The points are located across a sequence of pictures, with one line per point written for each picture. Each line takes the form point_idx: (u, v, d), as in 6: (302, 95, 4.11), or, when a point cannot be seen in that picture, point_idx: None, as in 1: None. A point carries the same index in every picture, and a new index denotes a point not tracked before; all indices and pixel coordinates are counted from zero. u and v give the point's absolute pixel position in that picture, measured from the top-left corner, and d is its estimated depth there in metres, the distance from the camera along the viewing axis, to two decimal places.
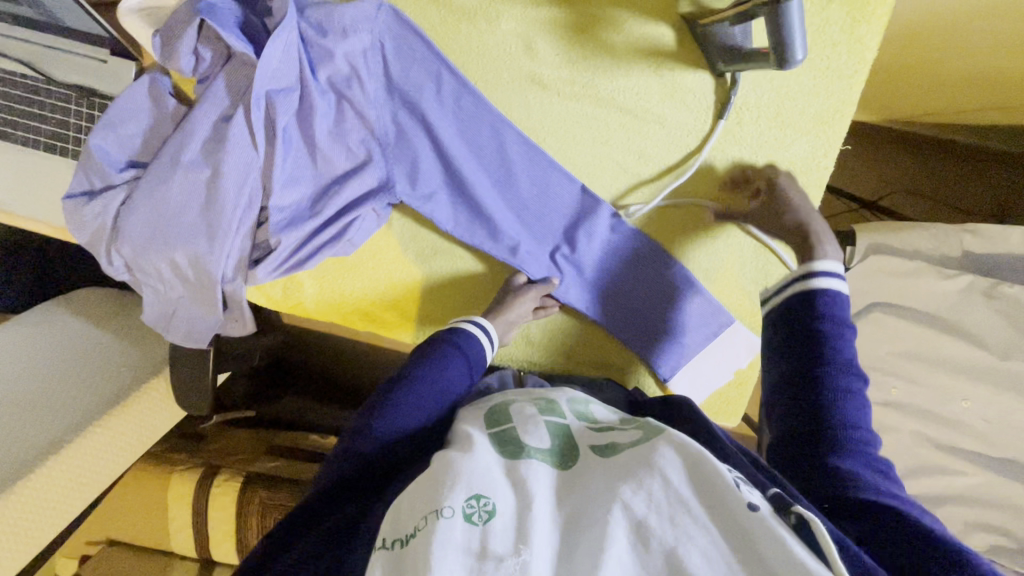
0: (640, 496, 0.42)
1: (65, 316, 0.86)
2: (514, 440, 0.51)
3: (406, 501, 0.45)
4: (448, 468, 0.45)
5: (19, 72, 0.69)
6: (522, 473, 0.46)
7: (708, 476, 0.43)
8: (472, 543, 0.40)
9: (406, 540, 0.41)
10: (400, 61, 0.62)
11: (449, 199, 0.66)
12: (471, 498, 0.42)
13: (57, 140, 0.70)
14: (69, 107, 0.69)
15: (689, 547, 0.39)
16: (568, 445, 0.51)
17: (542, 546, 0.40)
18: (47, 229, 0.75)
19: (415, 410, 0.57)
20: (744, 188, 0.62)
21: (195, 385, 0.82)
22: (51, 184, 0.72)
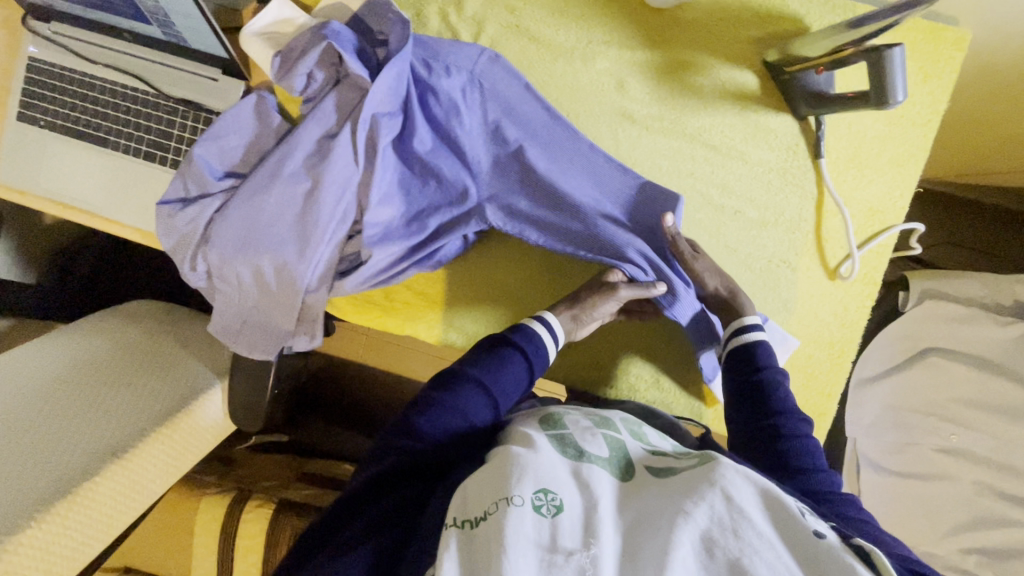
0: (704, 510, 0.41)
1: (130, 331, 0.89)
2: (572, 443, 0.52)
3: (472, 489, 0.46)
4: (516, 460, 0.46)
5: (128, 85, 0.73)
6: (585, 475, 0.47)
7: (778, 503, 0.42)
8: (542, 537, 0.40)
9: (476, 522, 0.42)
10: (496, 94, 0.67)
11: (535, 222, 0.67)
12: (538, 491, 0.43)
13: (158, 149, 0.73)
14: (175, 119, 0.73)
15: (759, 562, 0.38)
16: (622, 456, 0.52)
17: (608, 544, 0.40)
18: (130, 233, 0.76)
19: (477, 405, 0.59)
20: (824, 222, 0.64)
21: (257, 397, 0.82)
22: (142, 190, 0.74)
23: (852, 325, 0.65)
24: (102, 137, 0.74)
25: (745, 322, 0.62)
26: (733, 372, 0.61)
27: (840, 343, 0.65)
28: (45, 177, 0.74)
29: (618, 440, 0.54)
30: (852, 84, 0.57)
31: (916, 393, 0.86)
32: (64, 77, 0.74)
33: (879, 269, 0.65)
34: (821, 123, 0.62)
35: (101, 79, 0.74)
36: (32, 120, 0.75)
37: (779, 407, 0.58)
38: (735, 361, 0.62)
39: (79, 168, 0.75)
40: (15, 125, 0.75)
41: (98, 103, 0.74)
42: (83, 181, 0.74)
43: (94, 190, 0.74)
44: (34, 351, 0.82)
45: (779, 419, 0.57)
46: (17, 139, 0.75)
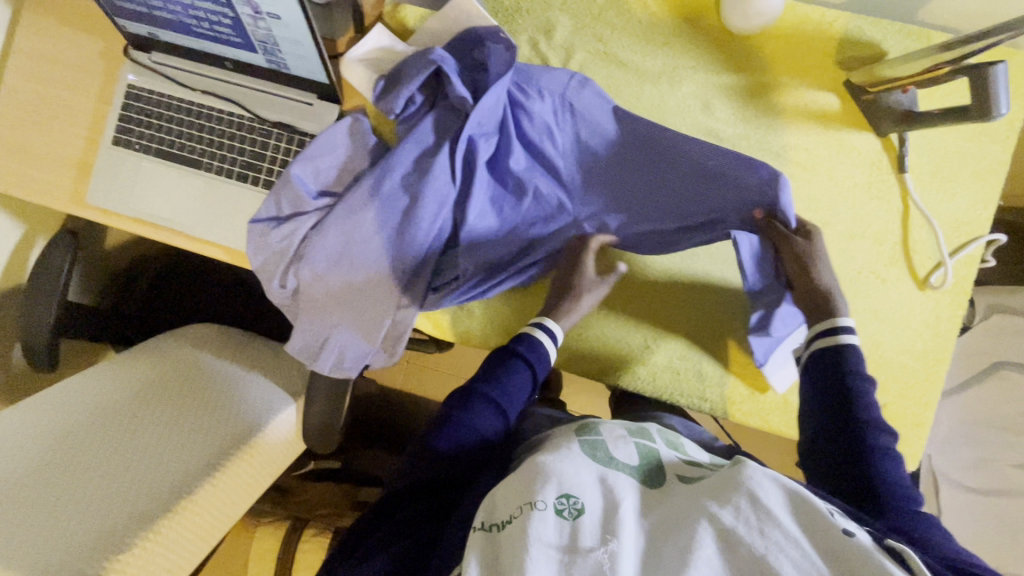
0: (728, 511, 0.43)
1: (200, 352, 0.89)
2: (602, 448, 0.55)
3: (500, 494, 0.50)
4: (542, 468, 0.49)
5: (224, 110, 0.76)
6: (610, 482, 0.49)
7: (805, 506, 0.44)
8: (562, 536, 0.43)
9: (502, 525, 0.46)
10: (586, 115, 0.69)
11: (623, 235, 0.70)
12: (561, 496, 0.45)
13: (251, 170, 0.75)
14: (268, 141, 0.75)
15: (783, 557, 0.39)
16: (654, 464, 0.54)
17: (631, 543, 0.43)
18: (218, 252, 0.77)
19: (485, 415, 0.66)
20: (911, 234, 0.66)
21: (332, 417, 0.81)
22: (233, 209, 0.76)
23: (946, 335, 0.66)
24: (196, 159, 0.76)
25: (839, 321, 0.62)
26: (813, 374, 0.62)
27: (934, 353, 0.66)
28: (137, 201, 0.77)
29: (649, 450, 0.57)
30: (940, 104, 0.60)
31: (990, 408, 0.86)
32: (160, 103, 0.77)
33: (968, 279, 0.66)
34: (905, 141, 0.65)
35: (197, 104, 0.77)
36: (127, 144, 0.78)
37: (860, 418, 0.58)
38: (821, 362, 0.62)
39: (171, 189, 0.77)
40: (111, 149, 0.78)
41: (193, 127, 0.76)
42: (175, 202, 0.76)
43: (187, 210, 0.76)
44: (106, 378, 0.81)
45: (863, 423, 0.58)
46: (113, 162, 0.78)
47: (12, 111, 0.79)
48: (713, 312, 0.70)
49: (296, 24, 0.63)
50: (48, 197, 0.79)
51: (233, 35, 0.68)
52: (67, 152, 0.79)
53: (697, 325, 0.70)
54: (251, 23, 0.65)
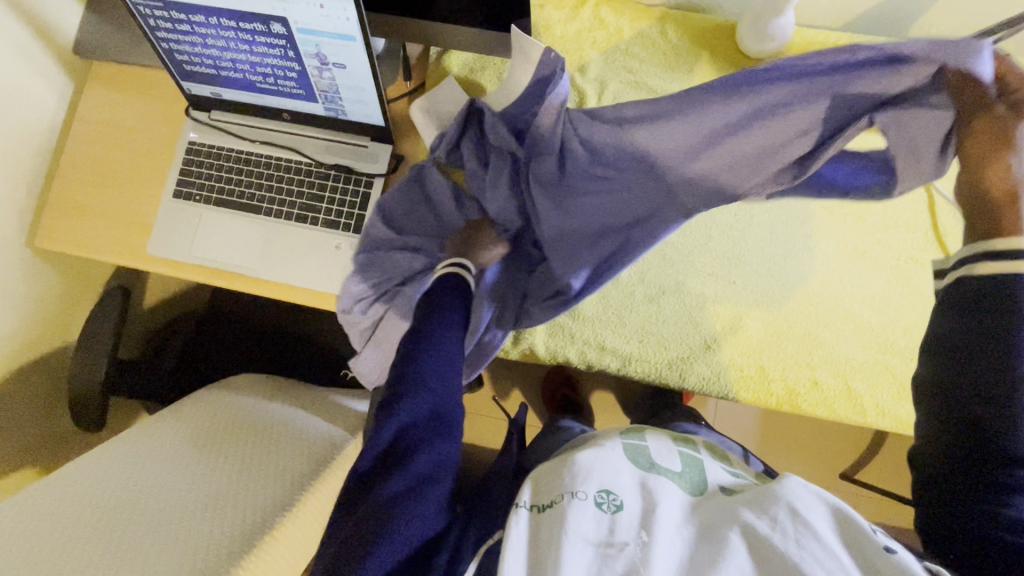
0: (764, 521, 0.42)
1: (251, 395, 0.88)
2: (645, 453, 0.52)
3: (546, 480, 0.50)
4: (581, 463, 0.49)
5: (282, 157, 0.80)
6: (651, 482, 0.48)
7: (847, 521, 0.42)
8: (601, 531, 0.43)
9: (545, 507, 0.46)
10: (647, 108, 0.56)
11: (738, 195, 0.55)
12: (601, 491, 0.45)
13: (309, 211, 0.79)
14: (326, 183, 0.79)
15: (817, 569, 0.38)
16: (699, 473, 0.52)
17: (666, 544, 0.42)
18: (277, 292, 0.79)
19: (436, 360, 0.59)
20: (938, 221, 0.73)
21: None
22: (293, 250, 0.79)
23: None
24: (256, 205, 0.80)
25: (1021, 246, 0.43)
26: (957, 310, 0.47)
27: None
28: (199, 248, 0.80)
29: (693, 457, 0.55)
30: None
31: None
32: (220, 156, 0.82)
33: None
34: None
35: (254, 154, 0.81)
36: (188, 196, 0.81)
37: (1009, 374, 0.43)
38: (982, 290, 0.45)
39: (232, 234, 0.80)
40: (172, 202, 0.81)
41: (252, 176, 0.81)
42: (236, 246, 0.80)
43: (249, 253, 0.79)
44: (166, 424, 0.81)
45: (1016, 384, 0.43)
46: (174, 214, 0.81)
47: (75, 175, 0.83)
48: (768, 308, 0.73)
49: (360, 72, 0.68)
50: (108, 252, 0.81)
51: (296, 87, 0.74)
52: (127, 210, 0.82)
53: (758, 322, 0.72)
54: (315, 74, 0.70)
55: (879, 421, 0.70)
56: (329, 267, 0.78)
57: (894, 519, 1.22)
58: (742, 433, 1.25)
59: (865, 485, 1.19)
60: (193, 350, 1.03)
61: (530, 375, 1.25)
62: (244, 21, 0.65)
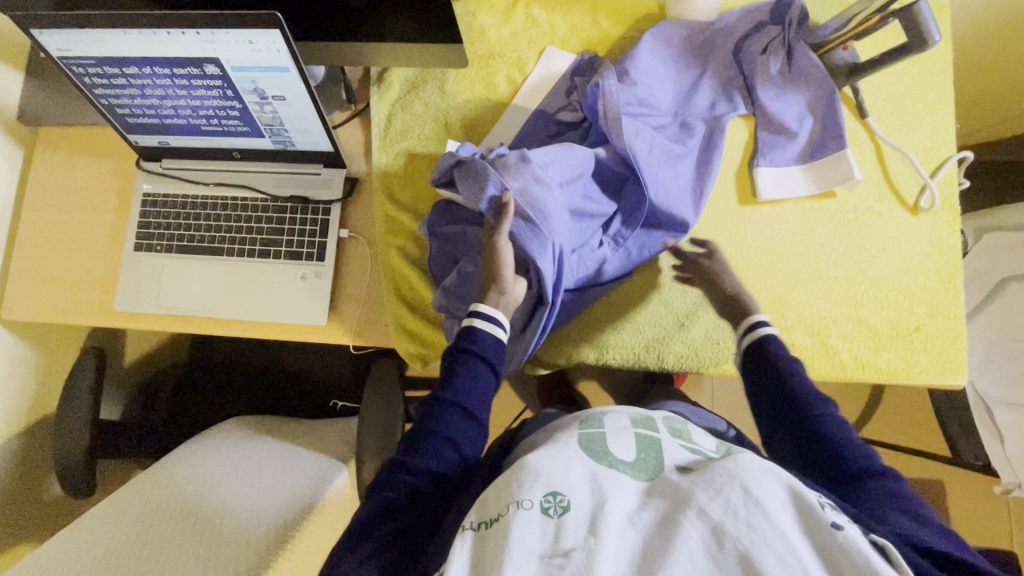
0: (716, 502, 0.36)
1: (236, 435, 0.87)
2: (599, 439, 0.46)
3: (494, 489, 0.43)
4: (525, 465, 0.42)
5: (238, 196, 0.80)
6: (604, 475, 0.41)
7: (801, 498, 0.37)
8: (546, 540, 0.37)
9: (493, 523, 0.39)
10: (659, 71, 0.75)
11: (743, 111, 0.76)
12: (548, 493, 0.39)
13: (272, 245, 0.79)
14: (284, 215, 0.79)
15: (768, 554, 0.33)
16: (655, 458, 0.44)
17: (616, 548, 0.36)
18: (249, 330, 0.79)
19: (463, 419, 0.58)
20: (890, 168, 0.74)
21: (386, 435, 0.80)
22: (258, 288, 0.78)
23: (950, 251, 0.72)
24: (218, 248, 0.80)
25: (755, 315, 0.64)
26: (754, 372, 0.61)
27: (946, 269, 0.72)
28: (167, 297, 0.80)
29: (653, 438, 0.47)
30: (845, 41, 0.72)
31: (1014, 320, 0.90)
32: (176, 203, 0.81)
33: (952, 197, 0.74)
34: (858, 90, 0.75)
35: (210, 197, 0.81)
36: (149, 247, 0.81)
37: (803, 399, 0.57)
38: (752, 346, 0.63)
39: (198, 279, 0.80)
40: (134, 256, 0.81)
41: (210, 218, 0.80)
42: (205, 290, 0.79)
43: (215, 297, 0.79)
44: (150, 477, 0.79)
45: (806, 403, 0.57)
46: (136, 267, 0.81)
47: (34, 242, 0.82)
48: (739, 278, 0.73)
49: (300, 102, 0.69)
50: (74, 314, 0.80)
51: (241, 125, 0.74)
52: (91, 269, 0.82)
53: None
54: (257, 109, 0.71)
55: (860, 373, 0.70)
56: (297, 298, 0.78)
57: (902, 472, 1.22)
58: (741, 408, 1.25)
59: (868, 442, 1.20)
60: (179, 401, 1.02)
61: (521, 380, 1.25)
62: (179, 66, 0.66)
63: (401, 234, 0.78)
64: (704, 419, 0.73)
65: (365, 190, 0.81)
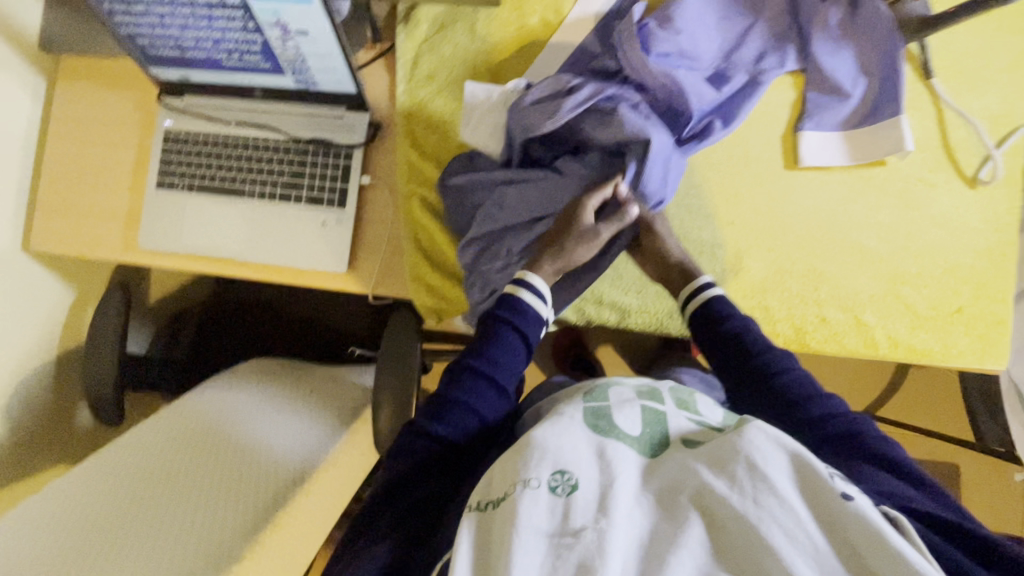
0: (722, 479, 0.34)
1: (256, 375, 0.89)
2: (604, 414, 0.43)
3: (497, 467, 0.40)
4: (528, 441, 0.39)
5: (259, 136, 0.78)
6: (611, 451, 0.39)
7: (808, 470, 0.35)
8: (553, 519, 0.34)
9: (499, 501, 0.37)
10: (706, 14, 0.68)
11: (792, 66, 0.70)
12: (554, 471, 0.36)
13: (293, 189, 0.77)
14: (305, 158, 0.77)
15: (777, 531, 0.31)
16: (659, 433, 0.43)
17: (625, 527, 0.33)
18: (271, 273, 0.79)
19: (490, 391, 0.60)
20: (951, 135, 0.69)
21: (403, 379, 0.81)
22: (278, 232, 0.78)
23: (1006, 229, 0.68)
24: (240, 189, 0.79)
25: (697, 283, 0.65)
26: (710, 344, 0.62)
27: (998, 247, 0.67)
28: (189, 236, 0.80)
29: (659, 412, 0.45)
30: None
31: None
32: (198, 141, 0.80)
33: (1015, 171, 0.69)
34: (926, 47, 0.68)
35: (231, 136, 0.79)
36: (172, 185, 0.80)
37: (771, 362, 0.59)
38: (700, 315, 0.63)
39: (219, 220, 0.79)
40: (156, 193, 0.80)
41: (232, 157, 0.79)
42: (226, 231, 0.79)
43: (236, 240, 0.79)
44: (173, 411, 0.81)
45: (768, 358, 0.59)
46: (159, 205, 0.80)
47: (60, 175, 0.82)
48: (774, 247, 0.70)
49: (324, 37, 0.65)
50: (101, 249, 0.81)
51: (262, 61, 0.71)
52: (115, 206, 0.82)
53: (762, 261, 0.70)
54: (280, 45, 0.67)
55: (892, 352, 0.68)
56: (318, 244, 0.77)
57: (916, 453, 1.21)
58: None
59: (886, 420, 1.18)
60: (203, 341, 1.04)
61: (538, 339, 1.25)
62: None
63: (423, 183, 0.76)
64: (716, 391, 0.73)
65: (388, 136, 0.79)
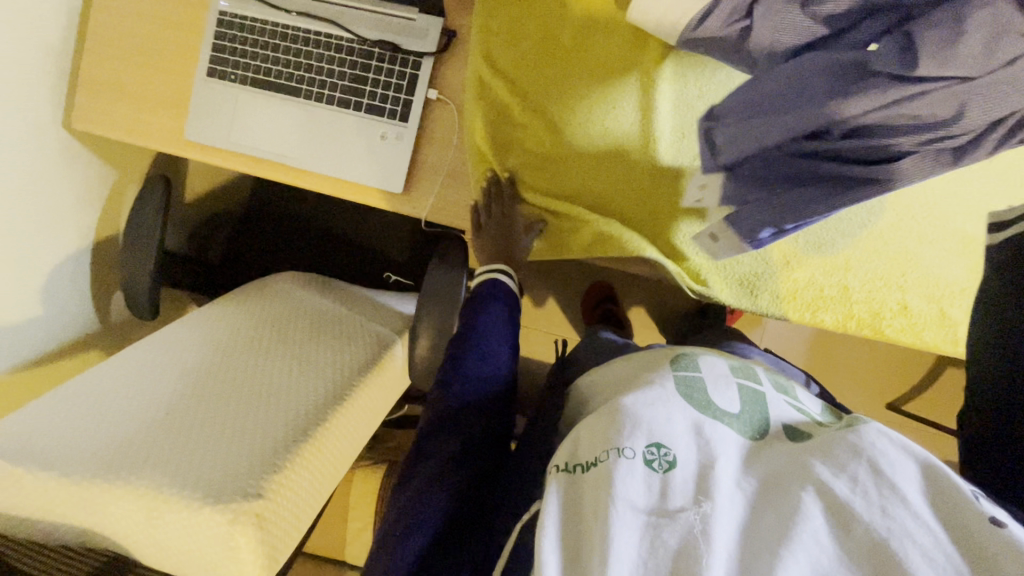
0: (841, 480, 0.33)
1: (297, 289, 0.87)
2: (699, 387, 0.41)
3: (584, 428, 0.38)
4: (621, 408, 0.37)
5: (321, 32, 0.72)
6: (711, 431, 0.36)
7: (943, 483, 0.33)
8: (650, 495, 0.33)
9: (588, 467, 0.35)
10: None
11: None
12: (651, 444, 0.34)
13: (353, 95, 0.72)
14: (369, 62, 0.70)
15: (911, 548, 0.30)
16: (760, 414, 0.40)
17: (728, 513, 0.32)
18: (322, 185, 0.75)
19: (480, 360, 0.60)
20: None
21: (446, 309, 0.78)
22: (333, 141, 0.73)
23: None
24: (296, 89, 0.73)
25: None
26: None
27: None
28: (239, 133, 0.75)
29: (757, 392, 0.43)
30: None
31: None
32: (254, 29, 0.73)
33: None
34: None
35: (291, 28, 0.72)
36: (223, 76, 0.75)
37: None
38: None
39: (271, 121, 0.74)
40: (206, 82, 0.75)
41: (289, 53, 0.73)
42: (279, 132, 0.74)
43: (287, 144, 0.74)
44: (210, 313, 0.79)
45: None
46: (208, 95, 0.75)
47: (105, 50, 0.76)
48: (874, 228, 0.66)
49: None
50: (146, 137, 0.77)
51: None
52: (161, 92, 0.77)
53: (849, 238, 0.66)
54: None
55: None
56: (373, 158, 0.72)
57: (935, 450, 1.20)
58: (791, 358, 1.20)
59: (915, 416, 1.17)
60: (241, 250, 1.03)
61: (575, 289, 1.22)
62: None
63: (495, 107, 0.69)
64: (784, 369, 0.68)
65: (461, 47, 0.72)
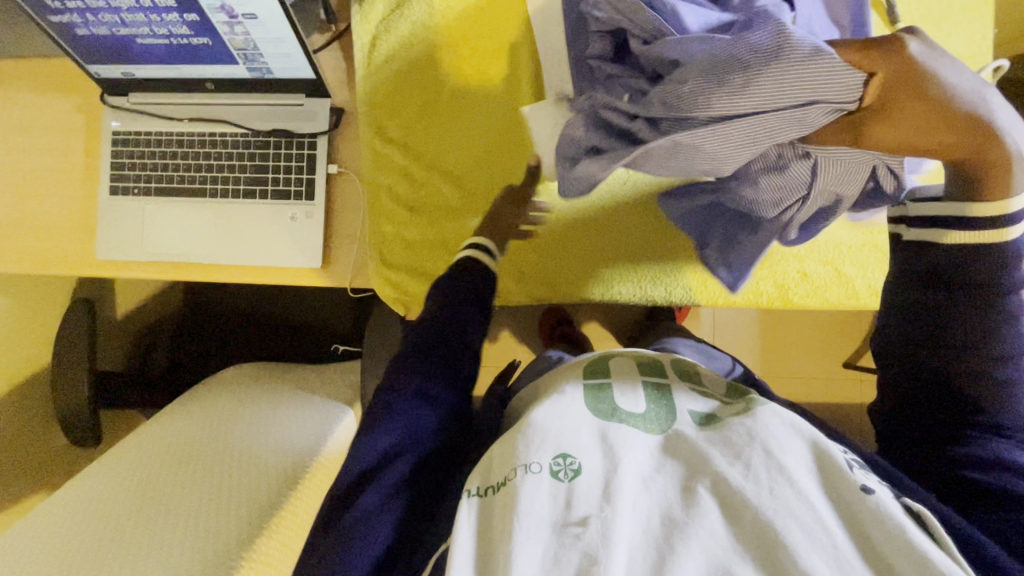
0: (736, 468, 0.36)
1: (241, 379, 0.87)
2: (607, 397, 0.45)
3: (497, 452, 0.42)
4: (529, 426, 0.41)
5: (216, 133, 0.74)
6: (616, 435, 0.40)
7: (827, 460, 0.37)
8: (557, 507, 0.36)
9: (498, 487, 0.39)
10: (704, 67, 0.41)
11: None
12: (557, 456, 0.38)
13: (256, 185, 0.74)
14: (266, 151, 0.73)
15: (794, 526, 0.33)
16: (666, 409, 0.44)
17: (632, 514, 0.35)
18: (241, 276, 0.76)
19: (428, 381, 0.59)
20: None
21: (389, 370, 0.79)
22: (243, 232, 0.74)
23: None
24: (200, 190, 0.75)
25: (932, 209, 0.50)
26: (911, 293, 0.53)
27: None
28: (150, 242, 0.76)
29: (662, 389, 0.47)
30: None
31: None
32: (150, 141, 0.75)
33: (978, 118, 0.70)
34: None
35: (186, 134, 0.75)
36: (126, 191, 0.76)
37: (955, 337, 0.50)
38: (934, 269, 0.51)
39: (179, 225, 0.75)
40: (110, 200, 0.76)
41: (188, 157, 0.75)
42: (188, 234, 0.75)
43: (198, 243, 0.75)
44: (152, 424, 0.78)
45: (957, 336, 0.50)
46: (112, 212, 0.76)
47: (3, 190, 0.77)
48: None
49: (274, 21, 0.61)
50: (56, 265, 0.77)
51: (210, 51, 0.66)
52: (66, 219, 0.77)
53: None
54: (227, 31, 0.63)
55: (872, 300, 0.72)
56: (285, 240, 0.74)
57: None
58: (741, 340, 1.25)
59: (867, 371, 1.22)
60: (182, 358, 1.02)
61: (525, 319, 1.24)
62: None
63: (391, 172, 0.73)
64: (710, 357, 0.72)
65: (353, 121, 0.76)
